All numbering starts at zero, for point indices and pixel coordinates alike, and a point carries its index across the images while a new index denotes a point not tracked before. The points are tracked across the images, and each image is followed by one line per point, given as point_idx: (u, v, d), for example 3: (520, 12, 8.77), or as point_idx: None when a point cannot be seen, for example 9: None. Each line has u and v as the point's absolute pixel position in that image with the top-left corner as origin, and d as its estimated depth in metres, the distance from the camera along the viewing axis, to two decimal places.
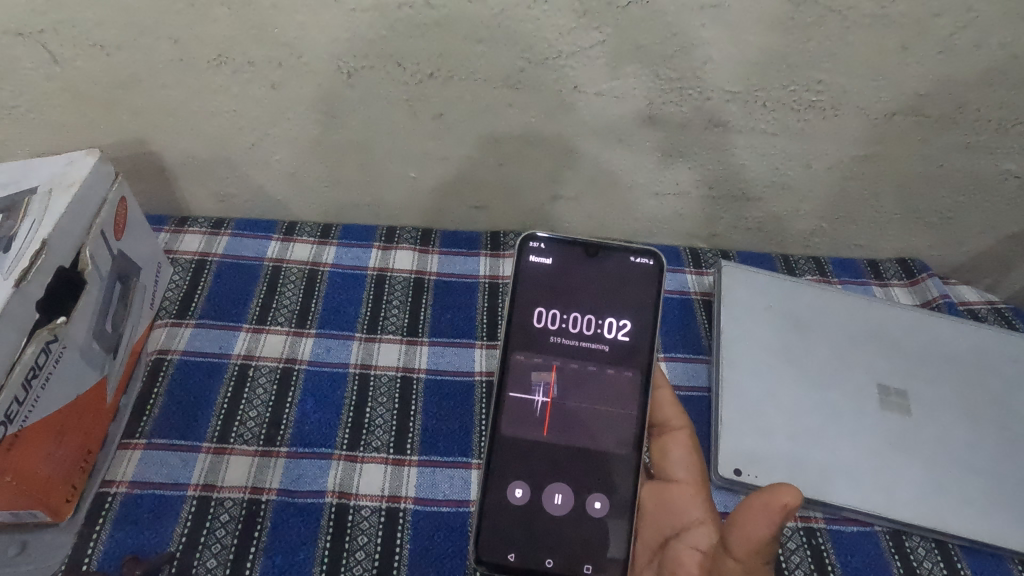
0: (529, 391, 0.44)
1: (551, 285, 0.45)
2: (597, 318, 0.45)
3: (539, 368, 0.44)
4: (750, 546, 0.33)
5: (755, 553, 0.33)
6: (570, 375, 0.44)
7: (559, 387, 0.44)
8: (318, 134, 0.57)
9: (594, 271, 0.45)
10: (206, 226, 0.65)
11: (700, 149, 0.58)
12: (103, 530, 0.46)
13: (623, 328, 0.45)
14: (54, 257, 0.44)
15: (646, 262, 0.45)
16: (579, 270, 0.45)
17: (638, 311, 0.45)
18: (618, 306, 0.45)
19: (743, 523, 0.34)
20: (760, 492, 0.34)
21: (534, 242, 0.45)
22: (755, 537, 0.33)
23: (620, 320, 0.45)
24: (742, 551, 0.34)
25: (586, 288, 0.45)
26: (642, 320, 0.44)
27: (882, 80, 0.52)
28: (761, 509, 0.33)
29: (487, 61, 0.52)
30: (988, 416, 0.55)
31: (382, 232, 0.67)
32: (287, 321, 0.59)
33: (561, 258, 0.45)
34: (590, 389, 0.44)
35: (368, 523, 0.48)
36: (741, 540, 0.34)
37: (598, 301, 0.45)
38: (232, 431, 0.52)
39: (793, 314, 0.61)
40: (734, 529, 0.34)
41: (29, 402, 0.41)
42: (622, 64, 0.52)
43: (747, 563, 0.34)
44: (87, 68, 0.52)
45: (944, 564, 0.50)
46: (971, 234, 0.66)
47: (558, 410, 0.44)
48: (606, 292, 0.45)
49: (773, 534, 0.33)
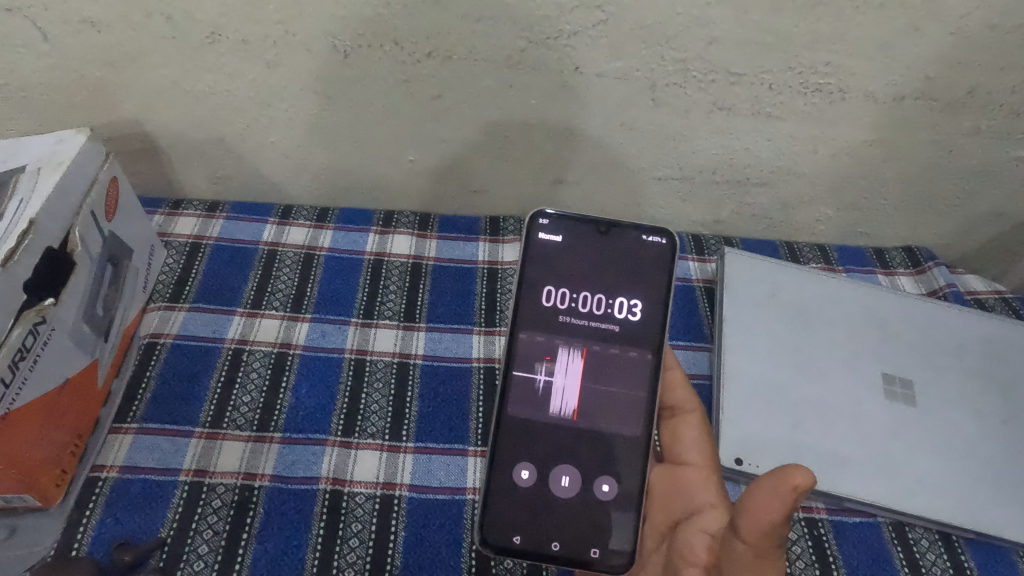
0: (536, 371, 0.43)
1: (561, 263, 0.44)
2: (607, 298, 0.44)
3: (546, 347, 0.43)
4: (758, 529, 0.32)
5: (763, 536, 0.33)
6: (574, 354, 0.43)
7: (562, 363, 0.43)
8: (314, 115, 0.56)
9: (606, 250, 0.44)
10: (201, 208, 0.64)
11: (704, 133, 0.57)
12: (94, 514, 0.46)
13: (634, 308, 0.44)
14: (42, 237, 0.43)
15: (657, 241, 0.44)
16: (590, 248, 0.44)
17: (648, 291, 0.44)
18: (629, 286, 0.44)
19: (752, 506, 0.33)
20: (770, 472, 0.33)
21: (543, 219, 0.44)
22: (764, 520, 0.32)
23: (631, 300, 0.44)
24: (752, 535, 0.33)
25: (597, 268, 0.44)
26: (652, 300, 0.44)
27: (891, 61, 0.51)
28: (770, 491, 0.32)
29: (487, 40, 0.50)
30: (995, 406, 0.54)
31: (380, 216, 0.66)
32: (281, 306, 0.58)
33: (571, 236, 0.44)
34: (597, 369, 0.43)
35: (361, 510, 0.48)
36: (750, 523, 0.33)
37: (608, 280, 0.44)
38: (224, 416, 0.51)
39: (798, 301, 0.60)
40: (744, 512, 0.33)
41: (17, 384, 0.40)
42: (625, 44, 0.50)
43: (756, 546, 0.33)
44: (78, 45, 0.50)
45: (948, 556, 0.49)
46: (979, 222, 0.65)
47: (566, 391, 0.43)
48: (616, 272, 0.44)
49: (782, 518, 0.32)
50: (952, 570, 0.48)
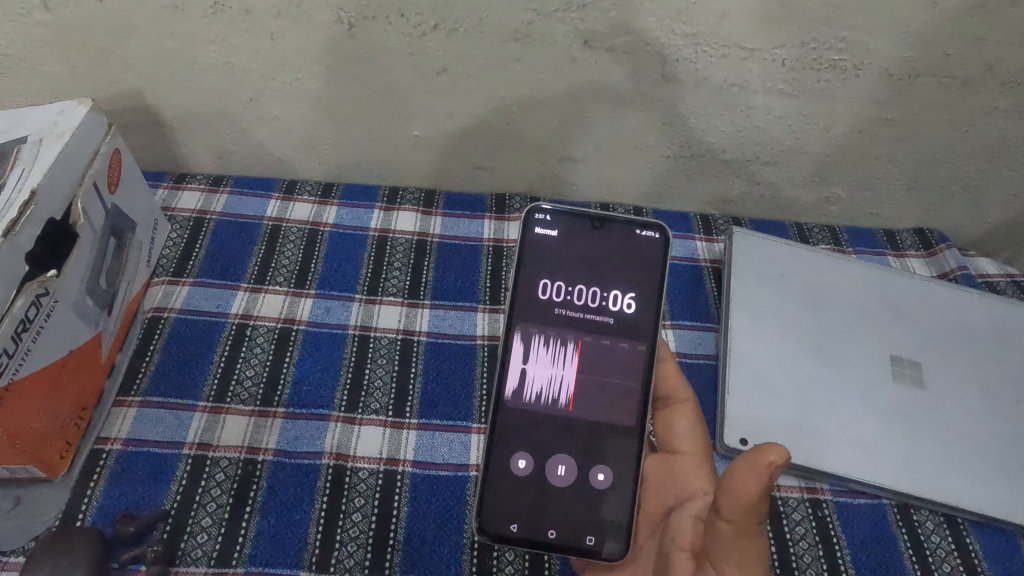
0: (522, 359, 0.42)
1: (556, 257, 0.44)
2: (601, 291, 0.43)
3: (538, 339, 0.43)
4: (739, 506, 0.32)
5: (744, 512, 0.32)
6: (542, 342, 0.43)
7: (534, 350, 0.43)
8: (318, 89, 0.55)
9: (601, 243, 0.44)
10: (205, 183, 0.63)
11: (715, 110, 0.56)
12: (97, 486, 0.46)
13: (628, 301, 0.43)
14: (45, 209, 0.42)
15: (651, 236, 0.44)
16: (584, 243, 0.44)
17: (642, 284, 0.43)
18: (623, 280, 0.44)
19: (731, 484, 0.33)
20: (746, 450, 0.33)
21: (540, 214, 0.44)
22: (744, 496, 0.32)
23: (625, 293, 0.43)
24: (733, 512, 0.33)
25: (592, 261, 0.44)
26: (647, 293, 0.43)
27: (906, 37, 0.50)
28: (748, 466, 0.32)
29: (494, 12, 0.49)
30: (1004, 388, 0.54)
31: (384, 193, 0.65)
32: (285, 282, 0.58)
33: (566, 230, 0.44)
34: (554, 354, 0.43)
35: (365, 486, 0.48)
36: (729, 499, 0.33)
37: (604, 273, 0.44)
38: (228, 391, 0.51)
39: (806, 283, 0.59)
40: (724, 491, 0.33)
41: (20, 355, 0.40)
42: (635, 17, 0.49)
43: (736, 523, 0.33)
44: (78, 14, 0.50)
45: (953, 539, 0.49)
46: (992, 204, 0.64)
47: (552, 377, 0.42)
48: (611, 265, 0.44)
49: (761, 492, 0.32)
50: (957, 552, 0.48)
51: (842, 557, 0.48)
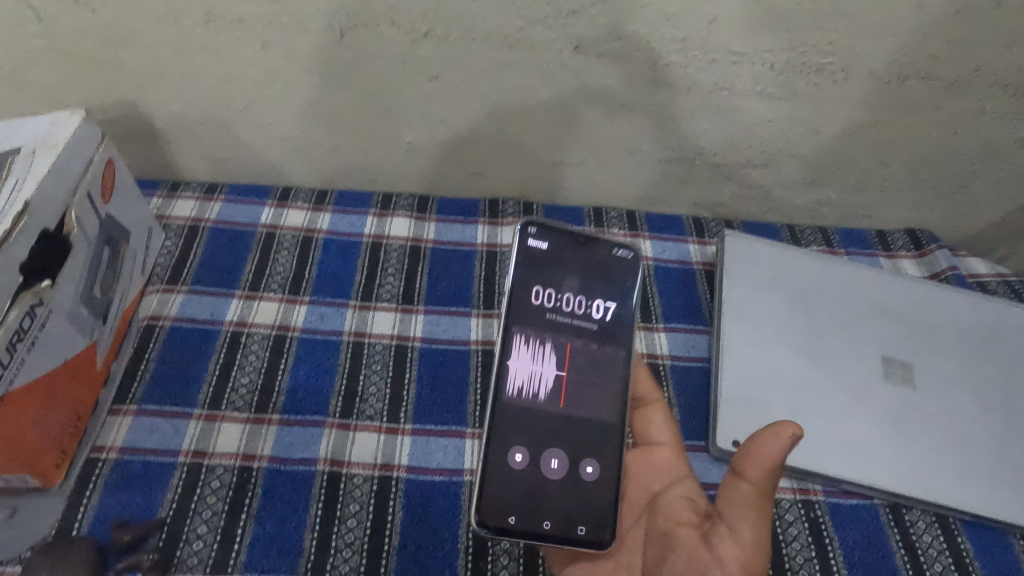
0: (506, 355, 0.42)
1: (546, 265, 0.44)
2: (587, 298, 0.44)
3: (520, 337, 0.42)
4: (763, 469, 0.34)
5: (766, 476, 0.34)
6: (524, 340, 0.42)
7: (515, 347, 0.42)
8: (311, 96, 0.56)
9: (587, 252, 0.45)
10: (199, 190, 0.64)
11: (706, 113, 0.56)
12: (93, 496, 0.46)
13: (609, 310, 0.45)
14: (38, 218, 0.42)
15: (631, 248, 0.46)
16: (571, 252, 0.45)
17: (621, 294, 0.45)
18: (605, 288, 0.45)
19: (757, 449, 0.34)
20: (766, 423, 0.35)
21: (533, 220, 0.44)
22: (769, 459, 0.34)
23: (607, 302, 0.45)
24: (756, 475, 0.34)
25: (579, 269, 0.45)
26: (625, 303, 0.45)
27: (894, 39, 0.50)
28: (773, 435, 0.34)
29: (485, 19, 0.50)
30: (994, 387, 0.54)
31: (378, 199, 0.65)
32: (280, 289, 0.58)
33: (555, 238, 0.44)
34: (534, 352, 0.42)
35: (359, 492, 0.48)
36: (755, 461, 0.34)
37: (589, 281, 0.44)
38: (223, 398, 0.51)
39: (796, 284, 0.59)
40: (749, 455, 0.34)
41: (14, 365, 0.40)
42: (625, 22, 0.50)
43: (758, 487, 0.34)
44: (72, 25, 0.50)
45: (944, 538, 0.49)
46: (983, 204, 0.64)
47: (533, 373, 0.42)
48: (594, 274, 0.45)
49: (784, 459, 0.34)
50: (949, 552, 0.49)
51: (835, 558, 0.48)
